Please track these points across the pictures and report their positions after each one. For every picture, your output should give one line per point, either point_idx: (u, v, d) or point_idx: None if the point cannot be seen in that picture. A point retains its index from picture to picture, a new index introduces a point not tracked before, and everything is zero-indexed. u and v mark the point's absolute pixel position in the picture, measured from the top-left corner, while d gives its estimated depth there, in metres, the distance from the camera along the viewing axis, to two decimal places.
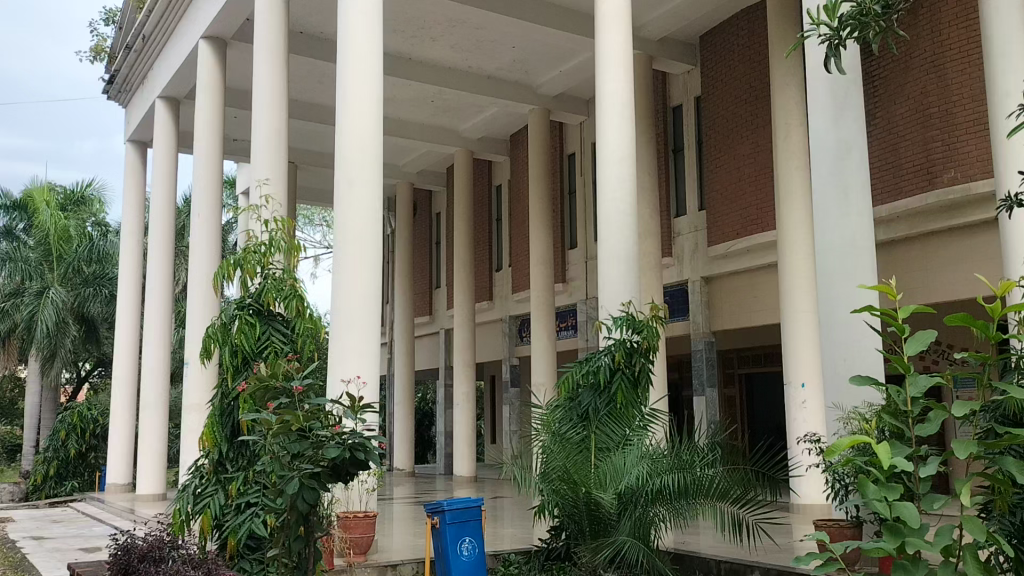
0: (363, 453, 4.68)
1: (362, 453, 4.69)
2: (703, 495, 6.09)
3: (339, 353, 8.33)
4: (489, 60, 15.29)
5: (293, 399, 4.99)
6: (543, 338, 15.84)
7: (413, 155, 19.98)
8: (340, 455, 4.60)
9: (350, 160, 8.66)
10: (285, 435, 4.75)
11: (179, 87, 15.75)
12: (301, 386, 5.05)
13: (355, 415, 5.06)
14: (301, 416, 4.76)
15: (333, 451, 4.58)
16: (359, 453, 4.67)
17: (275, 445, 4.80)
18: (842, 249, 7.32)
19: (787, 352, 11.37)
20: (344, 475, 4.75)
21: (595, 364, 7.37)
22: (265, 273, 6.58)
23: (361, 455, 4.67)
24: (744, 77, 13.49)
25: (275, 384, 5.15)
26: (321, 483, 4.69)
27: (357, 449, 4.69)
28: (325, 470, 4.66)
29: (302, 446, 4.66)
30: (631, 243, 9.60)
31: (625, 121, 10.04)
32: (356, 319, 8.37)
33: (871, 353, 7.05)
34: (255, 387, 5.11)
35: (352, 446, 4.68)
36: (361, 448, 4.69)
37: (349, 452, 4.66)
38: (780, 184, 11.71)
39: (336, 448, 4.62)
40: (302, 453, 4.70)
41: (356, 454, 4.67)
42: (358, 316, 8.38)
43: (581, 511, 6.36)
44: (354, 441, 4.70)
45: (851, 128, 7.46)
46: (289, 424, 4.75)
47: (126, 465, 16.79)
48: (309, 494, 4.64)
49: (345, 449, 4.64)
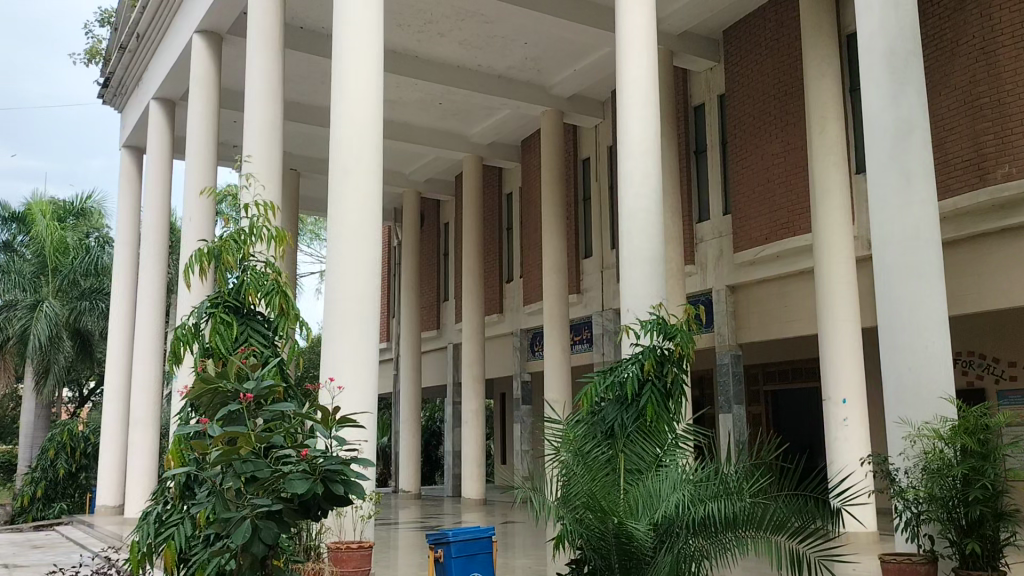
0: (339, 484, 3.77)
1: (337, 478, 3.79)
2: (754, 527, 5.12)
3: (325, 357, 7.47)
4: (500, 58, 14.50)
5: (244, 409, 4.09)
6: (557, 352, 14.91)
7: (420, 161, 19.16)
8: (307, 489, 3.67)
9: (345, 146, 7.79)
10: (234, 458, 3.81)
11: (174, 87, 14.97)
12: (250, 393, 4.10)
13: (328, 433, 4.07)
14: (253, 435, 3.85)
15: (301, 485, 3.64)
16: (336, 486, 3.77)
17: (226, 475, 3.89)
18: (904, 242, 6.41)
19: (826, 365, 10.45)
20: (314, 512, 3.86)
21: (620, 376, 6.61)
22: (245, 266, 5.58)
23: (336, 487, 3.76)
24: (772, 72, 12.67)
25: (224, 387, 4.16)
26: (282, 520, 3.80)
27: (331, 479, 3.78)
28: (289, 506, 3.77)
29: (258, 472, 3.76)
30: (657, 242, 8.71)
31: (650, 111, 9.18)
32: (346, 322, 7.48)
33: (942, 362, 6.16)
34: (198, 390, 4.13)
35: (325, 476, 3.77)
36: (334, 475, 3.78)
37: (322, 485, 3.75)
38: (815, 182, 10.83)
39: (302, 480, 3.69)
40: (259, 478, 3.80)
41: (330, 483, 3.76)
42: (352, 317, 7.49)
43: (609, 545, 5.35)
44: (327, 470, 3.79)
45: (912, 105, 6.57)
46: (237, 446, 3.83)
47: (116, 487, 15.84)
48: (263, 538, 3.70)
49: (315, 482, 3.73)
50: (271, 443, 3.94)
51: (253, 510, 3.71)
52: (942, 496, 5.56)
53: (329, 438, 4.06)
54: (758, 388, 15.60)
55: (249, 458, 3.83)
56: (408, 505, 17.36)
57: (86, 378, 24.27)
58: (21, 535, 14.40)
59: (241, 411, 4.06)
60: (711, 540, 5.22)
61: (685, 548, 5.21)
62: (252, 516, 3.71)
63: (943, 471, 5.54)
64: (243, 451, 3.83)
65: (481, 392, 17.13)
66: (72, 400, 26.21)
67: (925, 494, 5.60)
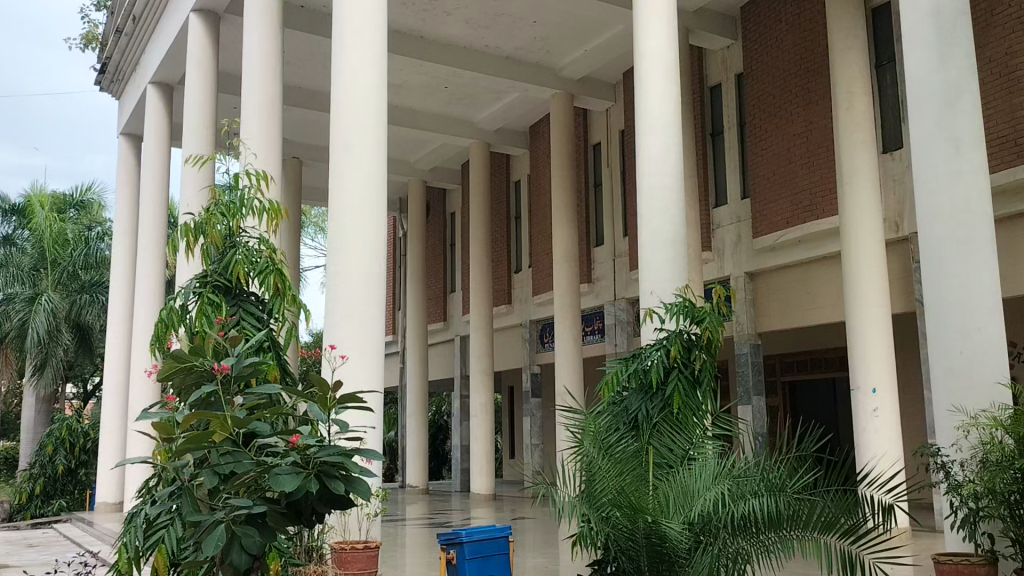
0: (339, 481, 3.25)
1: (338, 474, 3.28)
2: (800, 527, 4.63)
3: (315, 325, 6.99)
4: (508, 39, 14.01)
5: (220, 387, 3.62)
6: (568, 343, 14.46)
7: (425, 150, 18.70)
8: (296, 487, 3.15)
9: (347, 118, 7.30)
10: (207, 449, 3.35)
11: (172, 70, 14.52)
12: (225, 365, 3.65)
13: (328, 418, 3.56)
14: (229, 418, 3.36)
15: (289, 482, 3.12)
16: (335, 483, 3.24)
17: (200, 470, 3.45)
18: (952, 216, 5.92)
19: (853, 356, 10.00)
20: (307, 516, 3.37)
21: (643, 363, 6.13)
22: (234, 241, 5.08)
23: (335, 484, 3.24)
24: (793, 48, 12.20)
25: (199, 366, 3.69)
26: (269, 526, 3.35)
27: (329, 474, 3.26)
28: (274, 510, 3.27)
29: (237, 468, 3.29)
30: (678, 221, 8.22)
31: (669, 83, 8.68)
32: (342, 294, 6.98)
33: (995, 345, 5.68)
34: (169, 370, 3.66)
35: (320, 471, 3.25)
36: (332, 470, 3.27)
37: (317, 481, 3.23)
38: (841, 162, 10.36)
39: (291, 475, 3.17)
40: (238, 475, 3.32)
41: (327, 480, 3.25)
42: (349, 289, 6.98)
43: (639, 546, 4.88)
44: (323, 464, 3.27)
45: (960, 68, 6.07)
46: (209, 433, 3.34)
47: (116, 483, 15.41)
48: (243, 547, 3.25)
49: (307, 478, 3.20)
50: (249, 432, 3.44)
51: (230, 515, 3.27)
52: (1003, 491, 5.02)
53: (328, 421, 3.56)
54: (775, 378, 15.15)
55: (224, 449, 3.35)
56: (415, 501, 16.94)
57: (89, 373, 23.88)
58: (18, 534, 13.95)
59: (217, 390, 3.60)
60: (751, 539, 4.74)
61: (723, 550, 4.73)
62: (229, 522, 3.27)
63: (1006, 462, 5.04)
64: (216, 438, 3.35)
65: (490, 385, 16.67)
66: (76, 396, 25.89)
67: (989, 489, 5.08)
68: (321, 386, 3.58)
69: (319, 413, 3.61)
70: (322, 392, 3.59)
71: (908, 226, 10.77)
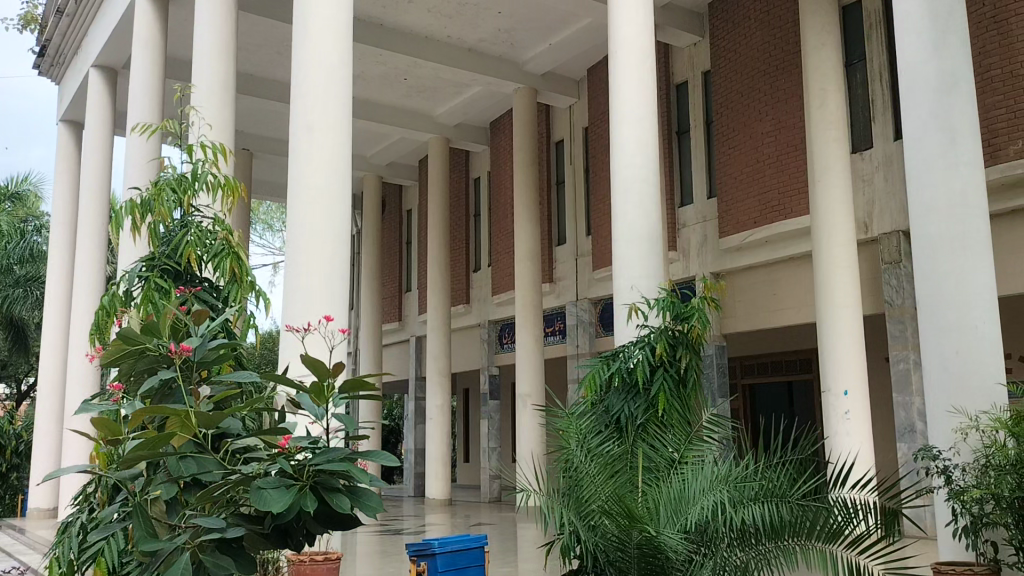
0: (343, 496, 2.77)
1: (341, 486, 2.81)
2: (804, 537, 4.30)
3: (295, 306, 6.48)
4: (471, 29, 13.62)
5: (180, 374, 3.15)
6: (530, 343, 14.13)
7: (383, 144, 18.21)
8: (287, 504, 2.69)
9: (309, 98, 6.82)
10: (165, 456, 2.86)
11: (117, 53, 13.79)
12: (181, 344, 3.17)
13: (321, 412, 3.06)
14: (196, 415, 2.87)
15: (278, 500, 2.66)
16: (338, 497, 2.77)
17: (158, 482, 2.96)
18: (948, 211, 5.66)
19: (824, 358, 9.81)
20: (294, 540, 2.90)
21: (626, 363, 5.77)
22: (185, 221, 4.57)
23: (338, 500, 2.76)
24: (763, 45, 11.99)
25: (151, 351, 3.20)
26: (246, 549, 2.89)
27: (328, 487, 2.79)
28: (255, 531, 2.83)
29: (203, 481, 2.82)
30: (654, 216, 7.90)
31: (646, 71, 8.36)
32: (318, 268, 6.51)
33: (992, 344, 5.45)
34: (113, 356, 3.17)
35: (318, 482, 2.78)
36: (331, 482, 2.80)
37: (314, 495, 2.76)
38: (814, 160, 10.18)
39: (281, 490, 2.71)
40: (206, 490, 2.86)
41: (327, 493, 2.77)
42: (320, 266, 6.52)
43: (629, 558, 4.49)
44: (320, 476, 2.79)
45: (957, 57, 5.85)
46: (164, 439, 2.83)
47: (51, 488, 14.57)
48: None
49: (300, 494, 2.73)
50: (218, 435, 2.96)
51: (195, 539, 2.81)
52: (1008, 497, 4.76)
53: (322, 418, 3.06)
54: (736, 380, 15.01)
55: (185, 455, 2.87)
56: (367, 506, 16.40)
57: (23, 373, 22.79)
58: None
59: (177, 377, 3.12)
60: (750, 550, 4.39)
61: (721, 562, 4.36)
62: (195, 546, 2.82)
63: (1013, 468, 4.78)
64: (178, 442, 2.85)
65: (447, 387, 16.21)
66: (9, 397, 24.68)
67: (993, 495, 4.81)
68: (316, 373, 3.08)
69: (312, 407, 3.14)
70: (318, 379, 3.09)
71: (878, 228, 10.64)
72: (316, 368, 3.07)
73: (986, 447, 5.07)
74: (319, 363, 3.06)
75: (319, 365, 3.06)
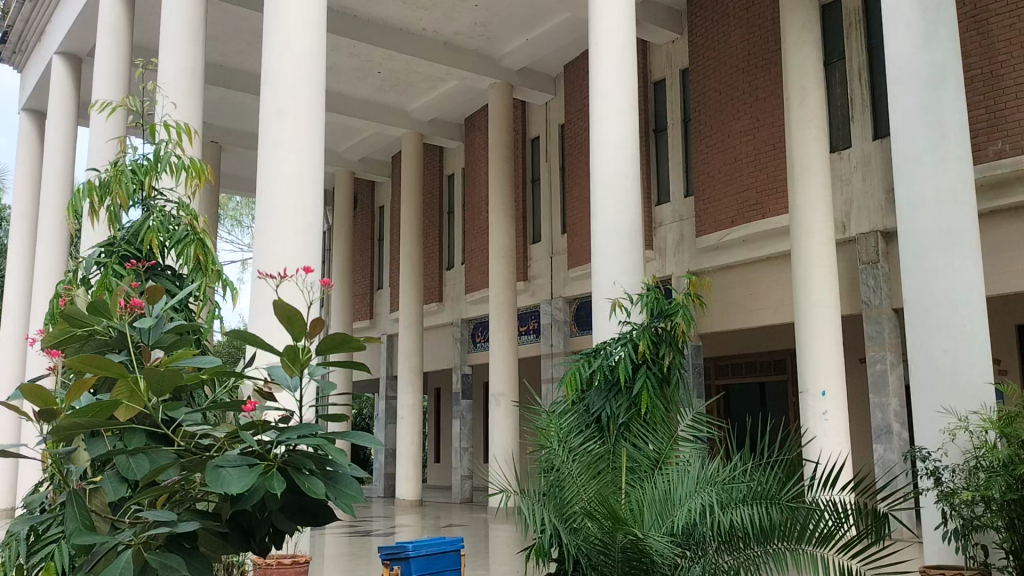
0: (315, 479, 2.41)
1: (312, 469, 2.45)
2: (792, 540, 4.15)
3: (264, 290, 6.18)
4: (447, 22, 13.39)
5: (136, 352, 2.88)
6: (504, 342, 13.94)
7: (355, 139, 17.93)
8: (249, 486, 2.34)
9: (280, 83, 6.57)
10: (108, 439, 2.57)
11: (82, 40, 13.39)
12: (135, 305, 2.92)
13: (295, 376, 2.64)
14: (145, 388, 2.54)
15: (238, 481, 2.30)
16: (308, 481, 2.40)
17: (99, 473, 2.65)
18: (935, 207, 5.55)
19: (801, 357, 9.71)
20: (258, 539, 2.59)
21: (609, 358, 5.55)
22: (147, 205, 4.33)
23: (311, 483, 2.40)
24: (741, 43, 11.90)
25: (100, 330, 2.93)
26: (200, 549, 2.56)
27: (298, 467, 2.44)
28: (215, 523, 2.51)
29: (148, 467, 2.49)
30: (635, 212, 7.73)
31: (627, 63, 8.19)
32: (289, 257, 6.26)
33: (981, 343, 5.33)
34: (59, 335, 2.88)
35: (286, 464, 2.44)
36: (302, 463, 2.44)
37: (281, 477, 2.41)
38: (794, 158, 10.08)
39: (242, 472, 2.35)
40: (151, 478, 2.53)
41: (295, 474, 2.41)
42: (290, 256, 6.27)
43: (612, 561, 4.30)
44: (290, 458, 2.45)
45: (946, 50, 5.74)
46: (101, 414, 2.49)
47: (8, 488, 14.11)
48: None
49: (264, 477, 2.37)
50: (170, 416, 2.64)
51: (140, 537, 2.45)
52: (998, 499, 4.64)
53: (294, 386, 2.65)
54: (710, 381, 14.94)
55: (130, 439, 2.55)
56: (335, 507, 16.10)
57: None
58: None
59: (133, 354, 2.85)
60: (737, 553, 4.23)
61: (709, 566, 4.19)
62: (141, 545, 2.46)
63: (1007, 469, 4.66)
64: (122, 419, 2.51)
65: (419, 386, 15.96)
66: None
67: (983, 498, 4.70)
68: (291, 328, 2.63)
69: (285, 377, 2.70)
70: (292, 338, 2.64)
71: (855, 228, 10.57)
72: (291, 322, 2.62)
73: (976, 448, 4.94)
74: (295, 315, 2.61)
75: (293, 317, 2.60)
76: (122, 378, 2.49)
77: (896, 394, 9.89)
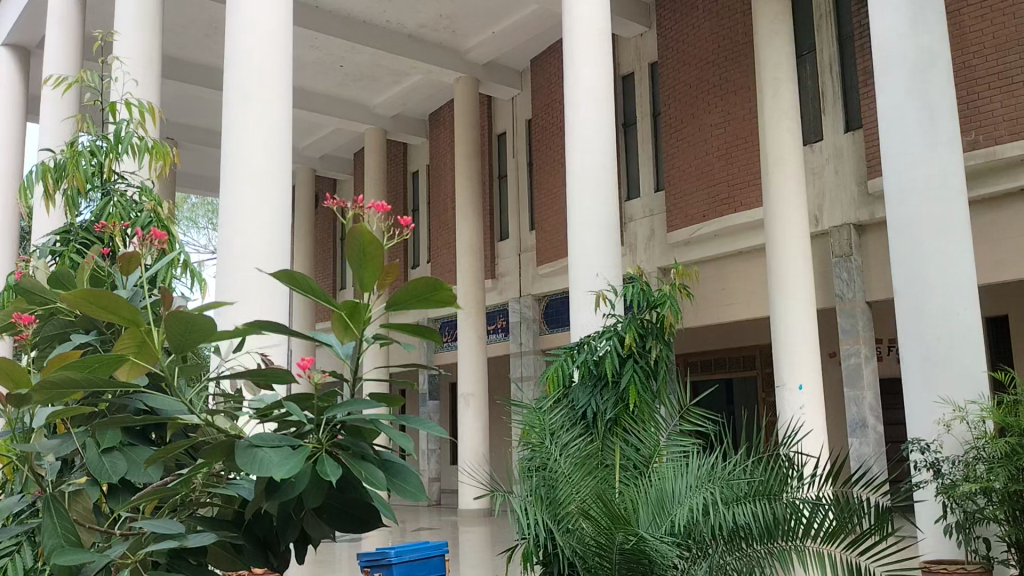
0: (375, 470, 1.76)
1: (368, 456, 1.82)
2: (793, 538, 3.93)
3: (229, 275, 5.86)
4: (411, 14, 13.10)
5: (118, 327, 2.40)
6: (473, 340, 13.68)
7: (317, 135, 17.55)
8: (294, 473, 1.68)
9: (245, 66, 6.24)
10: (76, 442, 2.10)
11: (30, 30, 12.86)
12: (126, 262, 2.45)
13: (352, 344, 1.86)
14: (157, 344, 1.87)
15: (282, 464, 1.64)
16: (367, 471, 1.75)
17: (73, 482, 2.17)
18: (928, 193, 5.41)
19: (777, 350, 9.61)
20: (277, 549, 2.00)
21: (594, 352, 5.28)
22: (106, 190, 4.00)
23: (370, 474, 1.75)
24: (710, 35, 11.77)
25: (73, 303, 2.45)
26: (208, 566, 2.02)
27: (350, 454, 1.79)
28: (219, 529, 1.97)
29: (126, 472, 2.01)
30: (612, 203, 7.53)
31: (602, 49, 7.98)
32: (256, 246, 5.95)
33: (974, 333, 5.22)
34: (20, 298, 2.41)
35: (335, 447, 1.79)
36: (356, 446, 1.81)
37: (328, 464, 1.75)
38: (767, 150, 9.97)
39: (284, 451, 1.70)
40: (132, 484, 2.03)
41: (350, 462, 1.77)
42: (257, 246, 5.96)
43: (608, 564, 4.08)
44: (342, 441, 1.80)
45: (934, 32, 5.62)
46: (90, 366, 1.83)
47: None
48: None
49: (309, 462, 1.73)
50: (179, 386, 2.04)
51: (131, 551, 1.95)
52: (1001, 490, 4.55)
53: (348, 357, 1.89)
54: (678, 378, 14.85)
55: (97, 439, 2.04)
56: None
57: None
58: None
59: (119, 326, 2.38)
60: (737, 553, 4.02)
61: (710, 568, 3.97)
62: (136, 563, 1.95)
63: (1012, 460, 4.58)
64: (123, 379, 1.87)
65: None
66: None
67: (986, 491, 4.60)
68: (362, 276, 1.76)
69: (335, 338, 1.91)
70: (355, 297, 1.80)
71: (828, 221, 10.49)
72: (361, 267, 1.75)
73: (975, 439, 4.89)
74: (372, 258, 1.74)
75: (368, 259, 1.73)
76: (132, 329, 1.82)
77: (870, 387, 9.83)
